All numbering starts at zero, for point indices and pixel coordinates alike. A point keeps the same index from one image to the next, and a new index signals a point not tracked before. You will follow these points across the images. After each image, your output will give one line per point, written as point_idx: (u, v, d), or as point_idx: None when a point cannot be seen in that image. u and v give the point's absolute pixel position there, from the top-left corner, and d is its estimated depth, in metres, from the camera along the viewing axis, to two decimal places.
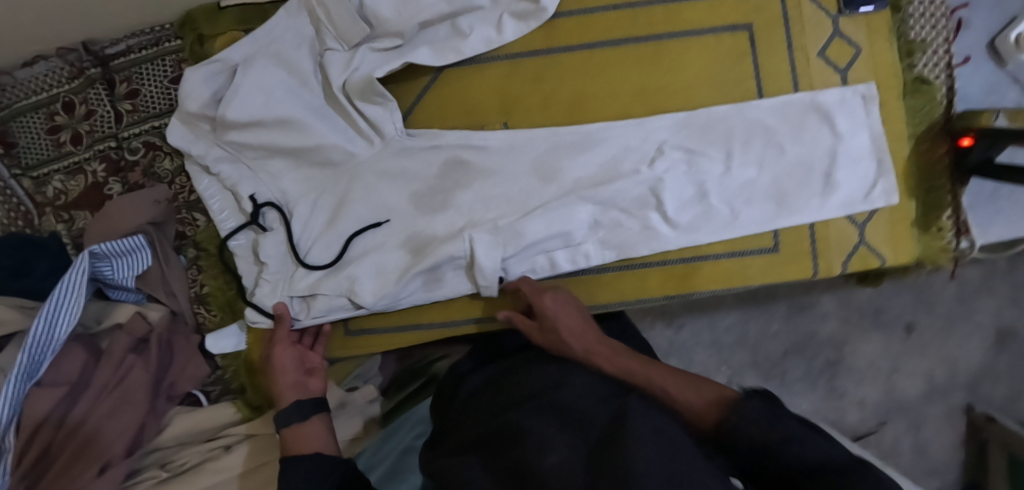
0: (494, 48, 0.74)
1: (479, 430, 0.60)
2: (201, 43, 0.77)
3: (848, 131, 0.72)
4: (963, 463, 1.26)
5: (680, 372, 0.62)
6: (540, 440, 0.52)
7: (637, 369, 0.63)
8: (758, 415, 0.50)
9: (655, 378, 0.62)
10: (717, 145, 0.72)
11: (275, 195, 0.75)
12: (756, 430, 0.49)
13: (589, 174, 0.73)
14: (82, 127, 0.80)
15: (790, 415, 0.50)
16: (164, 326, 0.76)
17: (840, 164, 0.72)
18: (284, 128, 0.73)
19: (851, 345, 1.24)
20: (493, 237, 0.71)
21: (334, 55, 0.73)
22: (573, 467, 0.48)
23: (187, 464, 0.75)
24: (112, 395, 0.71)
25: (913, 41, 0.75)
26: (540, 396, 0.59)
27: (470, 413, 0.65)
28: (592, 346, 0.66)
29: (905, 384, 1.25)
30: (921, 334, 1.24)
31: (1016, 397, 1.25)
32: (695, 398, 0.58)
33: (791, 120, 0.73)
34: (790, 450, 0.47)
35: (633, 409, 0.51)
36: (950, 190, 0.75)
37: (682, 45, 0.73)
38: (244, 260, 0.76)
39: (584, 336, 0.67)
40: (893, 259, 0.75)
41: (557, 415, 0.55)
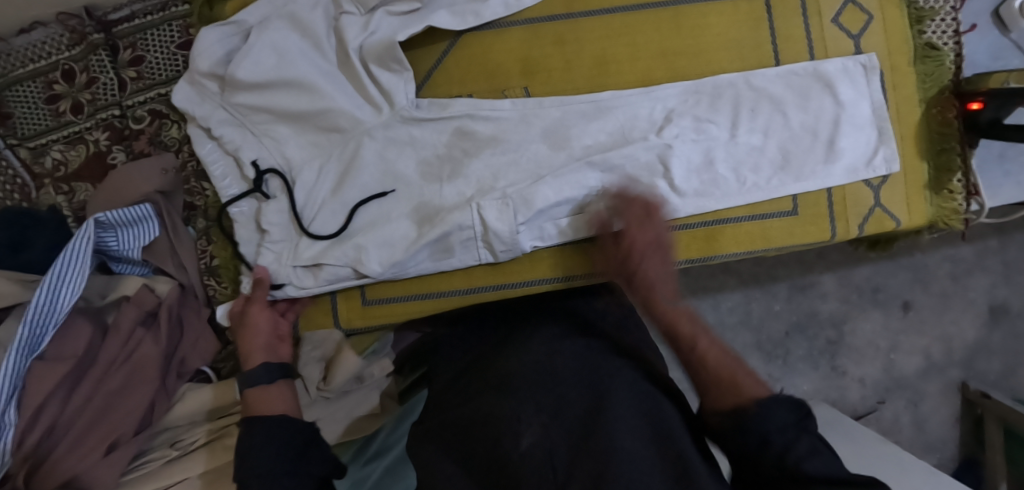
0: (513, 12, 0.73)
1: (453, 413, 0.61)
2: (210, 7, 0.75)
3: (850, 100, 0.74)
4: (959, 439, 1.29)
5: (738, 362, 0.57)
6: (516, 424, 0.54)
7: (689, 337, 0.60)
8: (786, 425, 0.50)
9: (703, 352, 0.59)
10: (723, 113, 0.73)
11: (277, 162, 0.72)
12: (777, 435, 0.50)
13: (599, 141, 0.73)
14: (83, 96, 0.77)
15: (818, 439, 0.51)
16: (175, 298, 0.74)
17: (842, 132, 0.73)
18: (299, 91, 0.71)
19: (851, 324, 1.26)
20: (501, 208, 0.70)
21: (350, 18, 0.71)
22: (544, 451, 0.52)
23: (198, 441, 0.72)
24: (121, 370, 0.69)
25: (922, 9, 0.76)
26: (519, 371, 0.60)
27: (445, 397, 0.66)
28: (667, 299, 0.63)
29: (902, 362, 1.27)
30: (918, 311, 1.27)
31: (1008, 371, 1.29)
32: (732, 385, 0.54)
33: (795, 88, 0.74)
34: (806, 463, 0.47)
35: (613, 403, 0.55)
36: (961, 153, 0.76)
37: (700, 10, 0.74)
38: (244, 228, 0.73)
39: (657, 284, 0.64)
40: (906, 220, 0.76)
41: (536, 399, 0.57)
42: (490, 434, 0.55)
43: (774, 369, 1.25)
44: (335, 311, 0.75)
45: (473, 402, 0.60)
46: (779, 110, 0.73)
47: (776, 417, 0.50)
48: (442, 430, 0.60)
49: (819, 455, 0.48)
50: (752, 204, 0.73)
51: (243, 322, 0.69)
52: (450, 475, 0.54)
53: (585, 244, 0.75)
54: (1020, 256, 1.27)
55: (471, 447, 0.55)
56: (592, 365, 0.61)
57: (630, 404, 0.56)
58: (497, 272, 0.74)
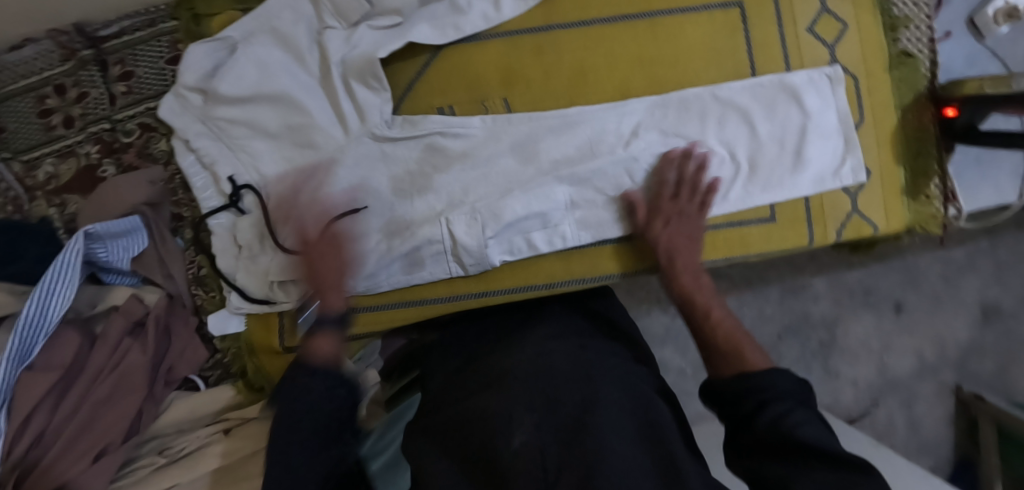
0: (493, 26, 0.74)
1: (444, 412, 0.61)
2: (196, 22, 0.78)
3: (817, 108, 0.75)
4: (954, 439, 1.29)
5: (747, 337, 0.61)
6: (508, 423, 0.53)
7: (702, 307, 0.65)
8: (783, 389, 0.53)
9: (715, 321, 0.63)
10: (689, 124, 0.74)
11: (253, 177, 0.75)
12: (774, 395, 0.53)
13: (567, 154, 0.74)
14: (75, 110, 0.79)
15: (814, 414, 0.52)
16: (163, 307, 0.75)
17: (809, 140, 0.74)
18: (276, 105, 0.74)
19: (843, 326, 1.27)
20: (470, 222, 0.72)
21: (333, 32, 0.73)
22: (535, 448, 0.51)
23: (185, 449, 0.72)
24: (109, 378, 0.70)
25: (896, 17, 0.77)
26: (511, 373, 0.60)
27: (437, 395, 0.65)
28: (688, 268, 0.68)
29: (895, 363, 1.28)
30: (910, 313, 1.27)
31: (1001, 372, 1.29)
32: (738, 357, 0.58)
33: (762, 99, 0.75)
34: (799, 427, 0.49)
35: (603, 399, 0.55)
36: (937, 157, 0.78)
37: (678, 21, 0.75)
38: (220, 240, 0.75)
39: (678, 255, 0.69)
40: (885, 226, 0.77)
41: (530, 395, 0.56)
42: (482, 434, 0.54)
43: None
44: None
45: (464, 403, 0.59)
46: (753, 117, 0.74)
47: (778, 385, 0.54)
48: (436, 430, 0.59)
49: (813, 424, 0.50)
50: (729, 213, 0.74)
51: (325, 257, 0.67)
52: (443, 474, 0.53)
53: (569, 252, 0.75)
54: (1010, 256, 1.27)
55: (464, 447, 0.54)
56: (584, 364, 0.61)
57: (620, 406, 0.55)
58: (484, 277, 0.75)
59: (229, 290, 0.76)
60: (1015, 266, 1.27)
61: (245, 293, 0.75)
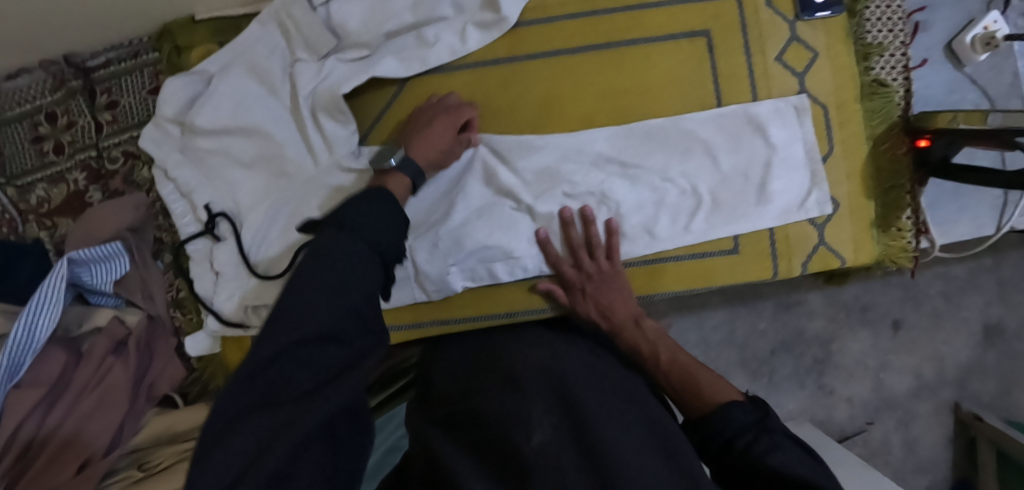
0: (459, 57, 0.75)
1: (455, 408, 0.62)
2: (177, 54, 0.80)
3: (785, 141, 0.74)
4: (952, 460, 1.26)
5: (699, 368, 0.66)
6: (526, 422, 0.54)
7: (651, 354, 0.68)
8: (745, 423, 0.57)
9: (667, 367, 0.67)
10: (655, 157, 0.74)
11: (229, 205, 0.77)
12: (740, 434, 0.57)
13: (525, 183, 0.74)
14: (64, 137, 0.83)
15: (783, 437, 0.56)
16: (142, 328, 0.79)
17: (775, 173, 0.74)
18: (251, 136, 0.76)
19: (839, 343, 1.24)
20: (432, 250, 0.73)
21: (304, 65, 0.75)
22: (559, 445, 0.51)
23: (162, 464, 0.75)
24: (93, 393, 0.74)
25: (869, 45, 0.76)
26: (527, 374, 0.60)
27: (446, 389, 0.66)
28: (628, 319, 0.71)
29: (892, 382, 1.25)
30: (908, 330, 1.24)
31: (1004, 392, 1.25)
32: (694, 392, 0.64)
33: (727, 131, 0.74)
34: (766, 457, 0.53)
35: (612, 407, 0.57)
36: (910, 190, 0.77)
37: (644, 51, 0.75)
38: (199, 265, 0.78)
39: (617, 311, 0.71)
40: (853, 259, 0.76)
41: (550, 394, 0.57)
42: (498, 432, 0.54)
43: (758, 388, 1.24)
44: None
45: (474, 399, 0.60)
46: (720, 149, 0.74)
47: (736, 420, 0.57)
48: (447, 423, 0.60)
49: (782, 450, 0.54)
50: (690, 243, 0.75)
51: (424, 121, 0.71)
52: (459, 465, 0.53)
53: (531, 281, 0.76)
54: (1015, 275, 1.23)
55: (476, 439, 0.55)
56: (595, 372, 0.63)
57: (632, 418, 0.57)
58: (450, 305, 0.77)
59: (205, 314, 0.79)
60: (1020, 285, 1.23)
61: (220, 316, 0.77)
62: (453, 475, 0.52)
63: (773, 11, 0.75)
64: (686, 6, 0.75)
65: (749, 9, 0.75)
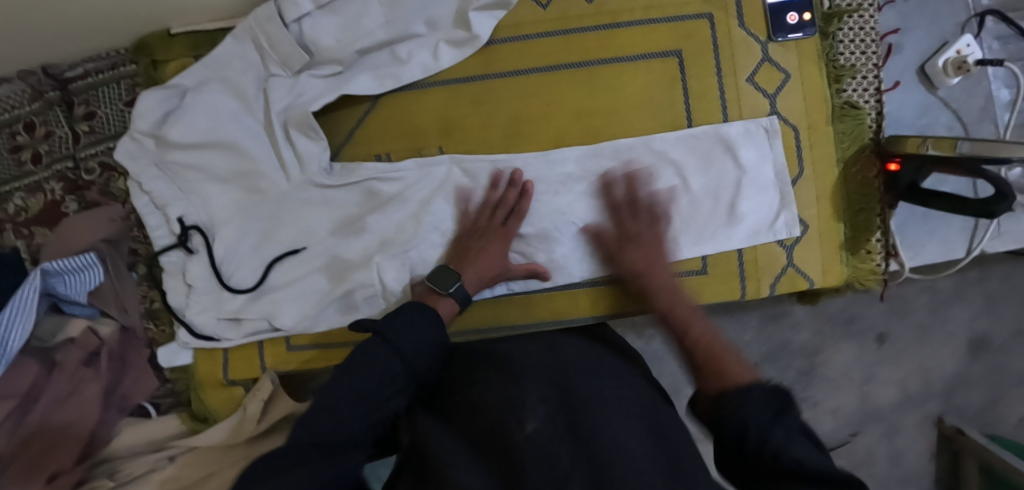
0: (431, 74, 0.76)
1: (459, 396, 0.60)
2: (154, 67, 0.80)
3: (754, 163, 0.75)
4: (936, 472, 1.18)
5: (733, 353, 0.59)
6: (520, 408, 0.53)
7: (681, 322, 0.65)
8: (763, 410, 0.50)
9: (697, 335, 0.63)
10: (625, 177, 0.75)
11: (202, 219, 0.78)
12: (758, 424, 0.49)
13: None
14: (42, 147, 0.83)
15: (796, 425, 0.49)
16: (116, 340, 0.80)
17: (744, 194, 0.74)
18: (225, 151, 0.76)
19: (824, 354, 1.16)
20: (400, 268, 0.74)
21: (277, 80, 0.75)
22: (551, 436, 0.50)
23: (133, 474, 0.77)
24: (67, 404, 0.75)
25: (841, 67, 0.76)
26: (525, 362, 0.61)
27: (448, 376, 0.65)
28: (662, 283, 0.68)
29: (878, 393, 1.16)
30: (895, 344, 1.16)
31: (990, 406, 1.17)
32: (716, 372, 0.57)
33: (698, 152, 0.75)
34: (785, 449, 0.46)
35: (612, 403, 0.56)
36: (880, 213, 0.77)
37: (616, 70, 0.75)
38: (173, 278, 0.79)
39: (655, 271, 0.69)
40: (822, 281, 0.77)
41: (552, 387, 0.56)
42: (492, 419, 0.53)
43: None
44: (262, 356, 0.80)
45: (474, 390, 0.59)
46: (688, 169, 0.75)
47: (753, 408, 0.50)
48: (444, 412, 0.59)
49: (797, 444, 0.47)
50: None
51: (471, 247, 0.71)
52: (451, 451, 0.52)
53: (499, 299, 0.78)
54: (1002, 288, 1.15)
55: (474, 430, 0.53)
56: (599, 368, 0.62)
57: (635, 416, 0.56)
58: None
59: (178, 326, 0.79)
60: (1009, 298, 1.15)
61: (193, 329, 0.78)
62: (446, 459, 0.50)
63: (746, 32, 0.75)
64: (658, 26, 0.75)
65: (722, 30, 0.75)
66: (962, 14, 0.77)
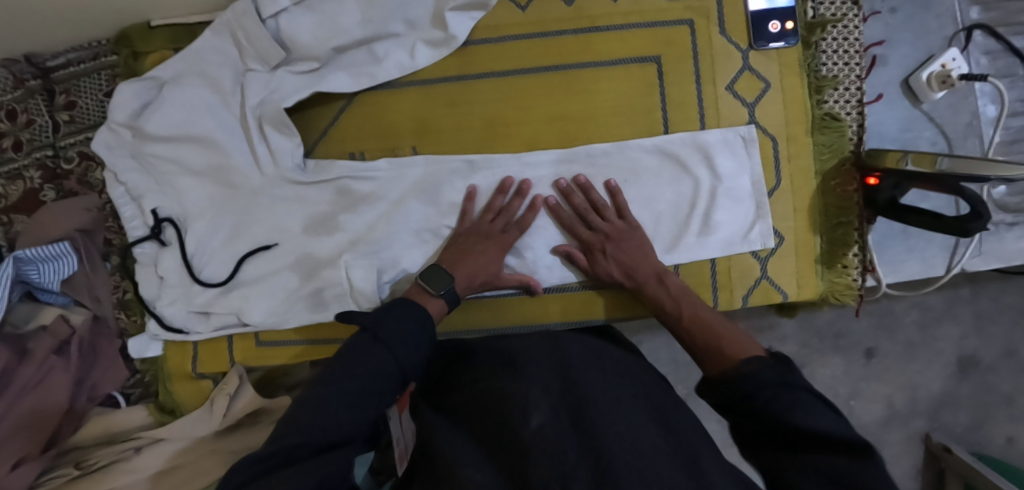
0: (408, 74, 0.75)
1: (465, 394, 0.59)
2: (134, 59, 0.80)
3: (730, 172, 0.73)
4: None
5: (720, 329, 0.62)
6: (524, 403, 0.52)
7: (673, 308, 0.67)
8: (768, 383, 0.52)
9: (690, 319, 0.65)
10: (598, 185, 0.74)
11: (176, 212, 0.78)
12: (761, 393, 0.52)
13: None
14: (23, 135, 0.83)
15: (812, 396, 0.52)
16: (86, 330, 0.80)
17: (719, 204, 0.73)
18: (200, 146, 0.76)
19: (809, 368, 1.08)
20: (368, 268, 0.73)
21: (254, 75, 0.74)
22: (557, 427, 0.49)
23: (98, 463, 0.77)
24: (32, 392, 0.75)
25: (823, 78, 0.75)
26: (531, 358, 0.59)
27: (456, 374, 0.64)
28: (650, 277, 0.69)
29: (862, 410, 1.09)
30: (883, 359, 1.08)
31: (977, 425, 1.08)
32: (719, 354, 0.60)
33: (673, 160, 0.74)
34: (795, 417, 0.50)
35: (615, 396, 0.54)
36: (858, 227, 0.76)
37: (593, 75, 0.74)
38: (145, 269, 0.79)
39: (634, 269, 0.70)
40: (795, 294, 0.76)
41: (555, 380, 0.55)
42: (497, 417, 0.52)
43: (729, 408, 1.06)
44: (231, 350, 0.80)
45: (483, 383, 0.58)
46: (659, 177, 0.74)
47: (765, 378, 0.53)
48: (451, 408, 0.58)
49: (811, 412, 0.50)
50: None
51: (469, 244, 0.71)
52: (461, 448, 0.51)
53: (467, 302, 0.77)
54: (993, 305, 1.06)
55: (481, 429, 0.52)
56: (602, 360, 0.61)
57: (640, 410, 0.54)
58: None
59: (148, 318, 0.80)
60: (998, 316, 1.06)
61: (163, 320, 0.78)
62: (455, 458, 0.50)
63: (727, 39, 0.74)
64: (638, 31, 0.74)
65: (702, 37, 0.74)
66: (949, 28, 0.77)
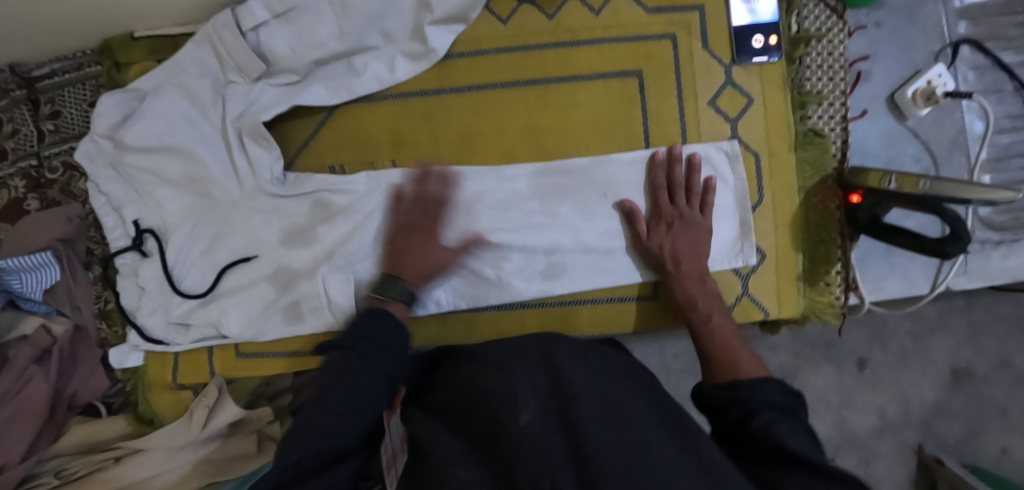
0: (387, 87, 0.75)
1: (457, 390, 0.57)
2: (117, 70, 0.81)
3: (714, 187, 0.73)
4: None
5: (743, 345, 0.63)
6: (513, 401, 0.50)
7: (704, 311, 0.67)
8: (772, 401, 0.55)
9: (714, 327, 0.66)
10: (575, 199, 0.74)
11: (156, 222, 0.77)
12: (759, 408, 0.55)
13: None
14: (7, 144, 0.84)
15: (800, 425, 0.54)
16: (68, 338, 0.81)
17: None
18: (178, 157, 0.76)
19: (800, 379, 1.06)
20: (344, 281, 0.74)
21: (234, 88, 0.75)
22: (547, 426, 0.48)
23: (78, 473, 0.78)
24: (9, 403, 0.75)
25: (807, 93, 0.74)
26: (515, 355, 0.57)
27: (450, 374, 0.62)
28: (693, 271, 0.69)
29: (854, 420, 1.06)
30: (875, 370, 1.06)
31: (971, 436, 1.05)
32: (732, 367, 0.60)
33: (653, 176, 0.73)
34: (784, 437, 0.50)
35: (606, 393, 0.52)
36: (841, 244, 0.75)
37: (572, 88, 0.74)
38: (126, 279, 0.79)
39: (683, 258, 0.69)
40: (777, 312, 0.75)
41: (544, 376, 0.53)
42: (485, 415, 0.51)
43: None
44: (211, 360, 0.80)
45: (470, 381, 0.57)
46: (637, 194, 0.74)
47: (765, 396, 0.55)
48: (438, 408, 0.57)
49: (798, 437, 0.51)
50: (604, 288, 0.75)
51: (400, 241, 0.66)
52: (451, 448, 0.49)
53: (444, 315, 0.77)
54: (988, 317, 1.04)
55: (468, 426, 0.51)
56: (592, 356, 0.59)
57: (638, 408, 0.52)
58: None
59: (129, 328, 0.80)
60: (994, 328, 1.04)
61: (143, 331, 0.78)
62: (443, 457, 0.48)
63: (709, 54, 0.73)
64: (618, 45, 0.73)
65: (683, 51, 0.73)
66: (936, 43, 0.76)
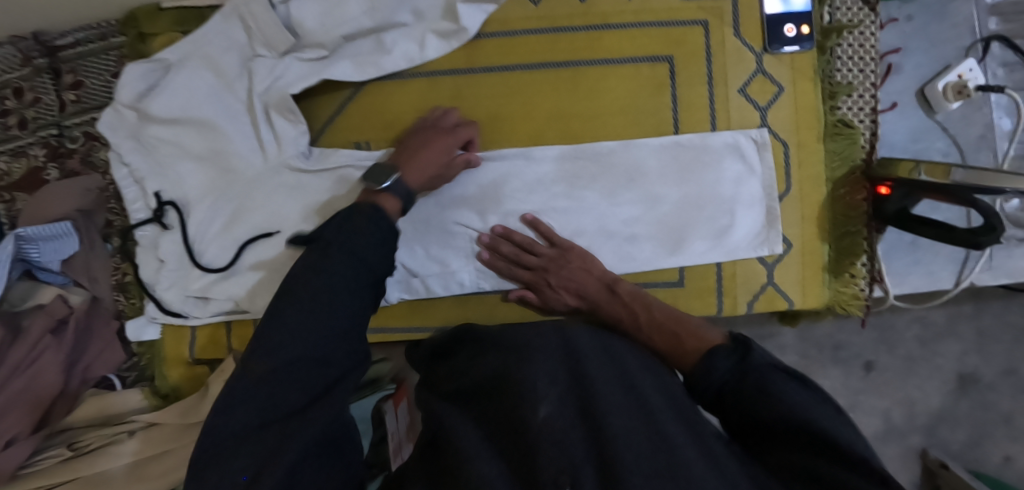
0: (415, 64, 0.75)
1: (473, 373, 0.52)
2: (142, 41, 0.79)
3: (743, 176, 0.73)
4: None
5: (682, 320, 0.60)
6: (530, 391, 0.46)
7: (629, 316, 0.66)
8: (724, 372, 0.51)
9: (647, 322, 0.63)
10: (600, 184, 0.73)
11: (178, 195, 0.77)
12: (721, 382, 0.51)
13: (466, 193, 0.74)
14: (28, 113, 0.83)
15: (782, 383, 0.50)
16: (84, 310, 0.80)
17: (734, 207, 0.73)
18: (202, 131, 0.75)
19: None
20: None
21: (262, 61, 0.74)
22: (564, 420, 0.44)
23: (92, 445, 0.77)
24: (23, 375, 0.74)
25: (837, 84, 0.74)
26: (531, 332, 0.52)
27: (470, 354, 0.56)
28: (601, 288, 0.70)
29: (859, 422, 1.06)
30: (882, 373, 1.06)
31: (975, 443, 1.05)
32: (681, 349, 0.56)
33: (679, 161, 0.73)
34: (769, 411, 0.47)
35: (620, 376, 0.48)
36: (867, 237, 0.75)
37: (602, 72, 0.74)
38: (146, 252, 0.78)
39: (588, 293, 0.71)
40: (801, 301, 0.75)
41: (566, 362, 0.48)
42: (503, 405, 0.47)
43: None
44: (229, 335, 0.79)
45: (485, 364, 0.52)
46: (663, 181, 0.73)
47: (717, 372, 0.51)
48: (454, 390, 0.53)
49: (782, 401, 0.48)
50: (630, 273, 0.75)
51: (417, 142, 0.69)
52: (471, 438, 0.46)
53: (467, 296, 0.77)
54: (996, 323, 1.04)
55: (485, 414, 0.48)
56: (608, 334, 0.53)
57: (657, 393, 0.48)
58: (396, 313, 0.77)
59: (147, 300, 0.79)
60: (1002, 335, 1.04)
61: (162, 304, 0.78)
62: (460, 453, 0.45)
63: (741, 41, 0.73)
64: (650, 30, 0.73)
65: (715, 38, 0.73)
66: (966, 39, 0.76)
